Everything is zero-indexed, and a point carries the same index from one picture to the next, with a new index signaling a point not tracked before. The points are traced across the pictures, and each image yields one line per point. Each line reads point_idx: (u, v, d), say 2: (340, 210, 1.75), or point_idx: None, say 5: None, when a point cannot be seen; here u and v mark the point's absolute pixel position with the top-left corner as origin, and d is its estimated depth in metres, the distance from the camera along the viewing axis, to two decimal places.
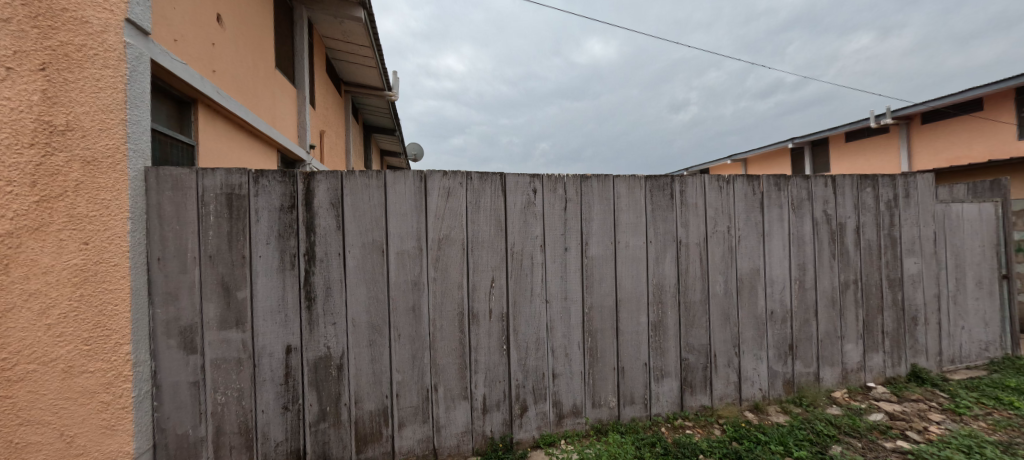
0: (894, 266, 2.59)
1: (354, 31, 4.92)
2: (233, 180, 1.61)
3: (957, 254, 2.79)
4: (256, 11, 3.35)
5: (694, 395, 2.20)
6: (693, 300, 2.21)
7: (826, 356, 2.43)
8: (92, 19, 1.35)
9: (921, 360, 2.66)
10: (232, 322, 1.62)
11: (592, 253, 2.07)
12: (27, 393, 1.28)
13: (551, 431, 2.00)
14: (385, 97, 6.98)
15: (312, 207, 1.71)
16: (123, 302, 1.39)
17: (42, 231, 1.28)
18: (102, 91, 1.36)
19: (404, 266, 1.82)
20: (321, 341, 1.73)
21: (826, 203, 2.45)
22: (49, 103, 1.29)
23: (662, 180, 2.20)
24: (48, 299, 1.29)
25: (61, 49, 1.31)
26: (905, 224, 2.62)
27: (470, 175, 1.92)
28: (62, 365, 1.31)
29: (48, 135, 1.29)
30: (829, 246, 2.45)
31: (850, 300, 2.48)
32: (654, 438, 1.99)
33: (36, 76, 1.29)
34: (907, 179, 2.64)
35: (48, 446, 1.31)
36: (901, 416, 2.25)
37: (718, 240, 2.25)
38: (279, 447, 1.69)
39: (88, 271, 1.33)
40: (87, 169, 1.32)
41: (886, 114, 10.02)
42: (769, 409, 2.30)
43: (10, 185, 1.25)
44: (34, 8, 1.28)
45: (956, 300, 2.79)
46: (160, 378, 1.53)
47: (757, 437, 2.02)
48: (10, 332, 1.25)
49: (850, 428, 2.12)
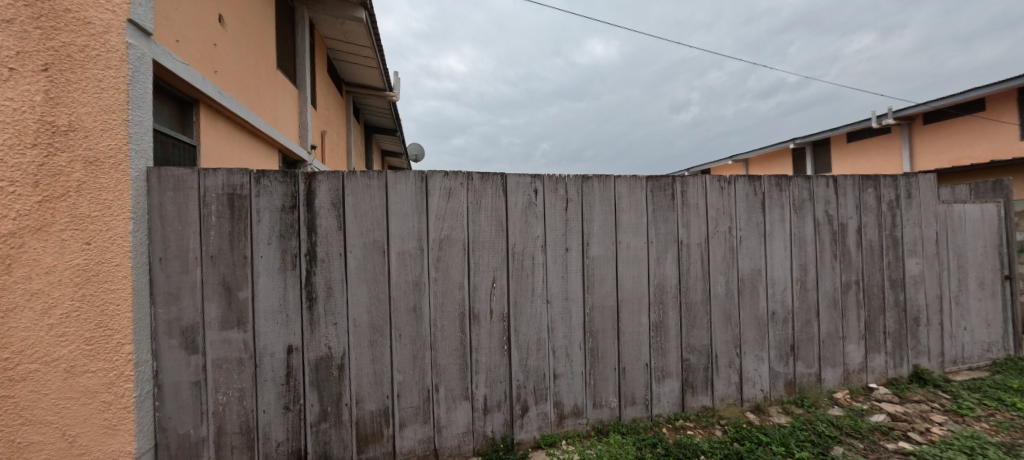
0: (895, 266, 2.58)
1: (355, 31, 4.93)
2: (235, 180, 1.62)
3: (959, 255, 2.78)
4: (258, 11, 3.36)
5: (695, 395, 2.20)
6: (694, 300, 2.21)
7: (828, 357, 2.42)
8: (95, 20, 1.36)
9: (924, 361, 2.65)
10: (233, 322, 1.63)
11: (593, 253, 2.07)
12: (29, 393, 1.28)
13: (552, 431, 2.00)
14: (386, 97, 6.99)
15: (313, 208, 1.71)
16: (125, 302, 1.40)
17: (45, 231, 1.28)
18: (105, 92, 1.36)
19: (405, 267, 1.83)
20: (323, 342, 1.73)
21: (827, 203, 2.44)
22: (52, 104, 1.30)
23: (663, 181, 2.20)
24: (50, 299, 1.29)
25: (64, 50, 1.31)
26: (907, 224, 2.61)
27: (471, 175, 1.92)
28: (64, 365, 1.31)
29: (51, 135, 1.29)
30: (831, 247, 2.45)
31: (852, 301, 2.48)
32: (655, 439, 1.99)
33: (39, 77, 1.29)
34: (908, 179, 2.63)
35: (50, 446, 1.31)
36: (903, 417, 2.25)
37: (720, 241, 2.25)
38: (280, 447, 1.69)
39: (91, 271, 1.33)
40: (90, 169, 1.33)
41: (888, 114, 10.01)
42: (771, 410, 2.29)
43: (12, 186, 1.24)
44: (36, 8, 1.29)
45: (958, 301, 2.78)
46: (161, 378, 1.53)
47: (759, 438, 2.02)
48: (12, 332, 1.25)
49: (852, 429, 2.11)
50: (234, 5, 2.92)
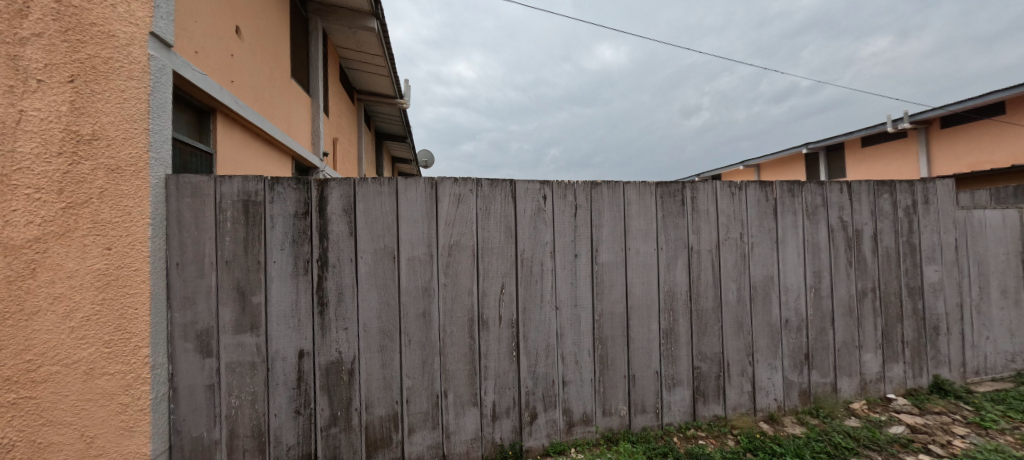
0: (913, 273, 2.52)
1: (366, 40, 5.02)
2: (250, 187, 1.65)
3: (980, 262, 2.71)
4: (274, 23, 3.46)
5: (706, 404, 2.17)
6: (705, 308, 2.18)
7: (843, 366, 2.37)
8: (119, 33, 1.41)
9: (944, 371, 2.57)
10: (246, 327, 1.65)
11: (602, 259, 2.07)
12: (50, 393, 1.31)
13: (561, 439, 1.98)
14: (397, 105, 7.08)
15: (325, 214, 1.73)
16: (144, 306, 1.43)
17: (68, 237, 1.32)
18: (127, 102, 1.41)
19: (414, 272, 1.84)
20: (333, 346, 1.75)
21: (842, 209, 2.40)
22: (76, 114, 1.34)
23: (673, 187, 2.19)
24: (72, 302, 1.33)
25: (89, 62, 1.36)
26: (925, 230, 2.55)
27: (480, 181, 1.93)
28: (83, 367, 1.35)
29: (75, 144, 1.34)
30: (846, 253, 2.40)
31: (868, 309, 2.43)
32: (665, 448, 1.96)
33: (65, 88, 1.33)
34: (925, 185, 2.58)
35: (69, 446, 1.34)
36: (922, 429, 2.18)
37: (730, 247, 2.22)
38: (291, 450, 1.71)
39: (111, 276, 1.37)
40: (111, 176, 1.37)
41: (904, 118, 9.85)
42: (785, 420, 2.24)
43: (38, 193, 1.29)
44: (65, 23, 1.34)
45: (980, 310, 2.70)
46: (177, 381, 1.56)
47: (773, 448, 1.98)
48: (36, 334, 1.29)
49: (870, 441, 2.06)
50: (251, 17, 3.01)
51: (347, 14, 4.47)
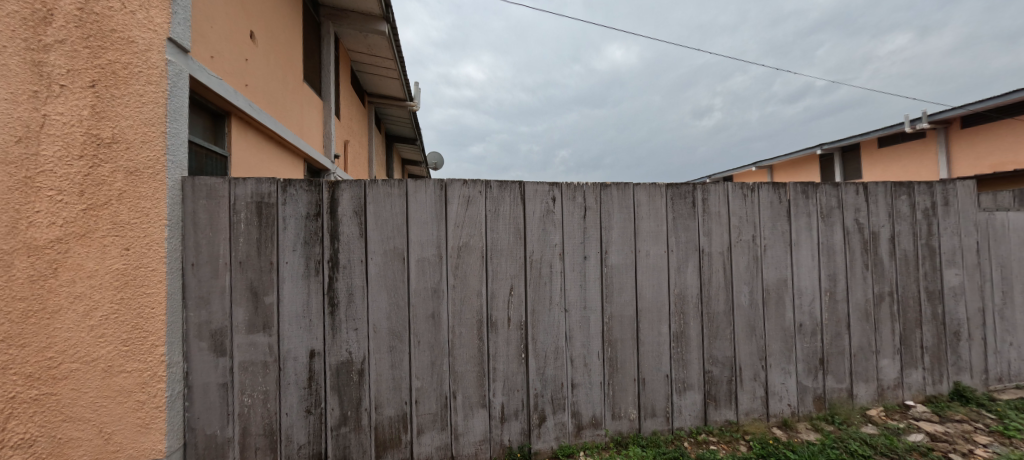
0: (932, 277, 2.46)
1: (376, 43, 5.07)
2: (263, 189, 1.68)
3: (1003, 265, 2.62)
4: (287, 27, 3.51)
5: (718, 409, 2.13)
6: (716, 311, 2.15)
7: (860, 372, 2.32)
8: (137, 39, 1.44)
9: (965, 378, 2.50)
10: (259, 326, 1.68)
11: (611, 261, 2.05)
12: (71, 390, 1.34)
13: (569, 442, 1.97)
14: (407, 107, 7.11)
15: (336, 215, 1.75)
16: (160, 305, 1.46)
17: (89, 237, 1.36)
18: (145, 106, 1.44)
19: (424, 273, 1.85)
20: (344, 346, 1.76)
21: (858, 211, 2.35)
22: (97, 118, 1.37)
23: (684, 188, 2.16)
24: (91, 301, 1.36)
25: (109, 67, 1.40)
26: (944, 233, 2.49)
27: (489, 183, 1.93)
28: (103, 364, 1.37)
29: (95, 147, 1.37)
30: (862, 256, 2.35)
31: (885, 314, 2.37)
32: (676, 453, 1.95)
33: (86, 93, 1.37)
34: (945, 186, 2.52)
35: (88, 442, 1.38)
36: (943, 437, 2.12)
37: (743, 250, 2.19)
38: (302, 450, 1.72)
39: (129, 275, 1.40)
40: (130, 178, 1.40)
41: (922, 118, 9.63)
42: (798, 426, 2.20)
43: (60, 194, 1.32)
44: (86, 29, 1.38)
45: (1004, 315, 2.61)
46: (191, 379, 1.60)
47: (786, 455, 1.94)
48: (57, 331, 1.32)
49: (887, 448, 2.01)
50: (265, 22, 3.06)
51: (357, 17, 4.53)
